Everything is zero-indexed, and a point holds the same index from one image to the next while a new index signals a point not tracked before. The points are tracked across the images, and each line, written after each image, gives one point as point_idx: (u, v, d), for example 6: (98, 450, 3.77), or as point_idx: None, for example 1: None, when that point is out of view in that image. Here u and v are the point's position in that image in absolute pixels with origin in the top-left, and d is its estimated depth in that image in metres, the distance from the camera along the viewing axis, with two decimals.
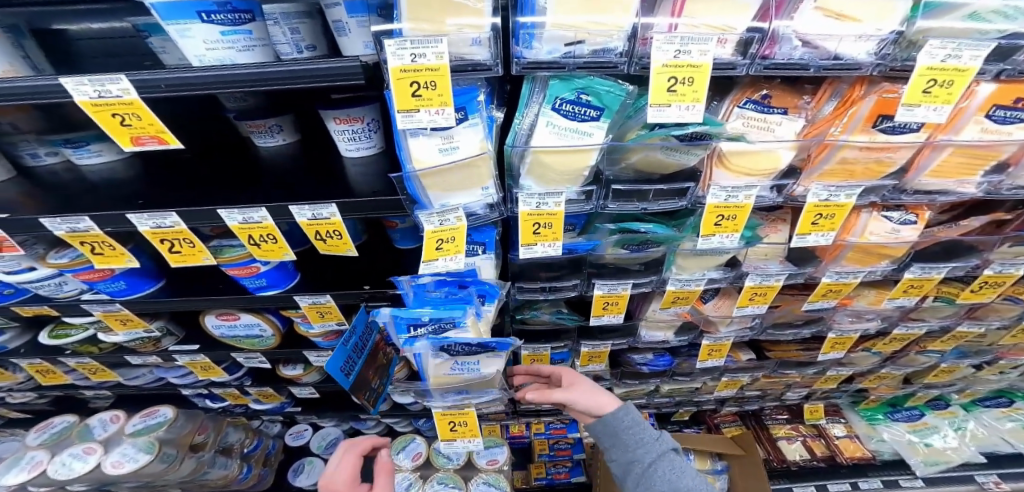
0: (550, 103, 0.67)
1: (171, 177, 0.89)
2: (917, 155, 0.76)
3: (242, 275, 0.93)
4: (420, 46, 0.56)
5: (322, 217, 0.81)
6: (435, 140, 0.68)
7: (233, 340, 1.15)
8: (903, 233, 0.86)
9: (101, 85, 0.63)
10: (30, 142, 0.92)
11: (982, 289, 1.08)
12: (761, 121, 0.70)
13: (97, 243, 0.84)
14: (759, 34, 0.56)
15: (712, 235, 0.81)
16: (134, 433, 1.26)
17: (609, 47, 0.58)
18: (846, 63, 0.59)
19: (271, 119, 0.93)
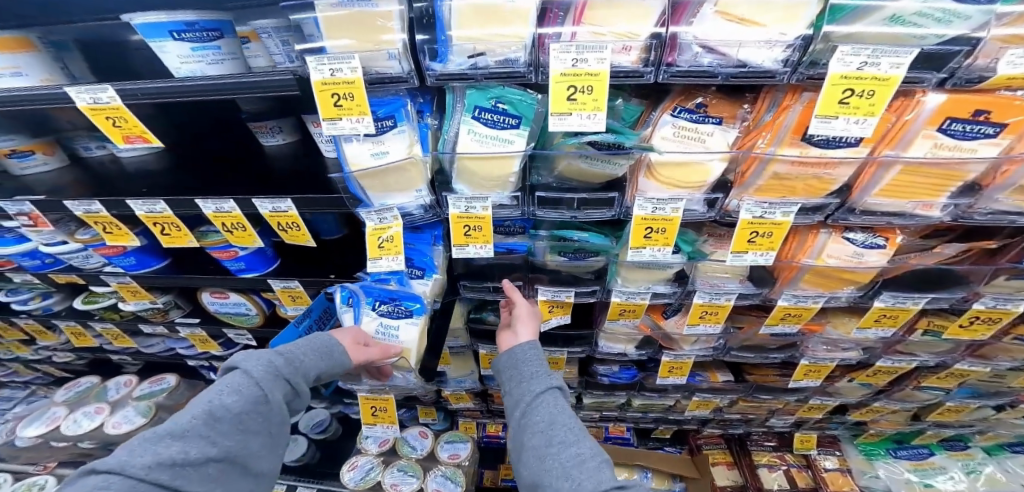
0: (470, 112, 0.70)
1: (181, 169, 0.99)
2: (861, 173, 0.67)
3: (222, 257, 0.99)
4: (336, 62, 0.61)
5: (281, 210, 0.86)
6: (367, 145, 0.72)
7: (224, 315, 1.20)
8: (869, 257, 0.82)
9: (92, 94, 0.68)
10: (84, 136, 1.02)
11: (976, 325, 0.98)
12: (693, 131, 0.68)
13: (107, 223, 0.92)
14: (658, 40, 0.54)
15: (642, 247, 0.81)
16: (140, 396, 1.43)
17: (513, 59, 0.60)
18: (754, 71, 0.54)
19: (272, 120, 1.05)
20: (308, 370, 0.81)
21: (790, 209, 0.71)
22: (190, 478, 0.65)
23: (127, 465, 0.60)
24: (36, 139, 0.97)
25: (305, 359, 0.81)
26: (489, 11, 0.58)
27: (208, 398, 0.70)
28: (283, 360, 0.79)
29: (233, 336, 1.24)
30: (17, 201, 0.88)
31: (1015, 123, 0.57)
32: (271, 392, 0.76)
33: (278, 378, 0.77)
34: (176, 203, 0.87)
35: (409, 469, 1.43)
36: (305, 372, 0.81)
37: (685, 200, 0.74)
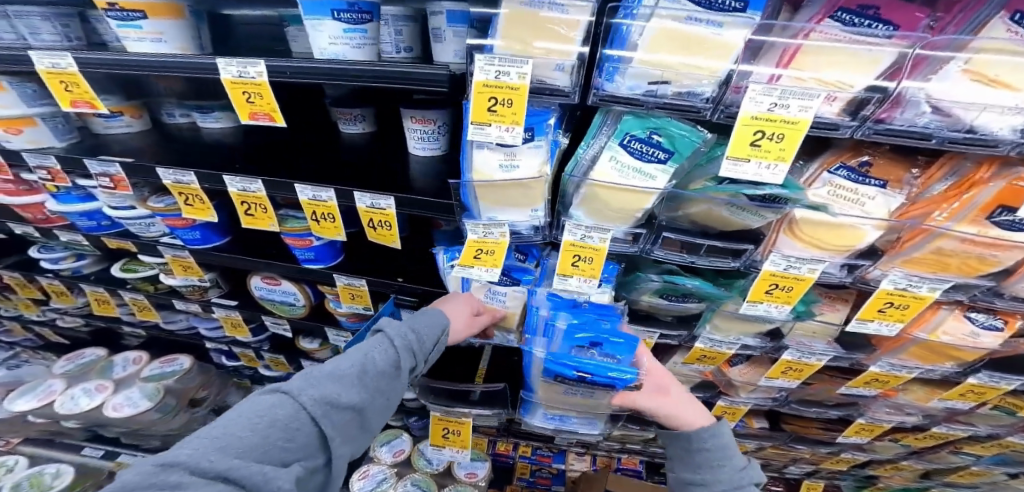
0: (618, 139, 0.64)
1: (260, 145, 0.91)
2: None
3: (295, 245, 0.91)
4: (507, 64, 0.56)
5: (378, 207, 0.79)
6: (498, 155, 0.66)
7: (264, 303, 1.11)
8: (983, 338, 0.78)
9: (242, 66, 0.63)
10: (170, 103, 0.98)
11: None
12: (851, 191, 0.62)
13: (191, 196, 0.85)
14: (880, 95, 0.47)
15: (760, 302, 0.76)
16: (148, 377, 1.32)
17: (695, 92, 0.54)
18: (980, 139, 0.48)
19: (358, 107, 0.93)
20: (434, 346, 0.79)
21: (940, 286, 0.67)
22: (340, 427, 0.66)
23: (301, 395, 0.64)
24: (126, 101, 0.94)
25: (432, 334, 0.78)
26: (690, 38, 0.51)
27: (358, 357, 0.70)
28: (416, 331, 0.77)
29: (269, 323, 1.15)
30: (104, 161, 0.83)
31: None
32: (406, 360, 0.74)
33: (410, 350, 0.76)
34: (272, 185, 0.80)
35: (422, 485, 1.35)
36: (432, 348, 0.79)
37: (828, 264, 0.68)
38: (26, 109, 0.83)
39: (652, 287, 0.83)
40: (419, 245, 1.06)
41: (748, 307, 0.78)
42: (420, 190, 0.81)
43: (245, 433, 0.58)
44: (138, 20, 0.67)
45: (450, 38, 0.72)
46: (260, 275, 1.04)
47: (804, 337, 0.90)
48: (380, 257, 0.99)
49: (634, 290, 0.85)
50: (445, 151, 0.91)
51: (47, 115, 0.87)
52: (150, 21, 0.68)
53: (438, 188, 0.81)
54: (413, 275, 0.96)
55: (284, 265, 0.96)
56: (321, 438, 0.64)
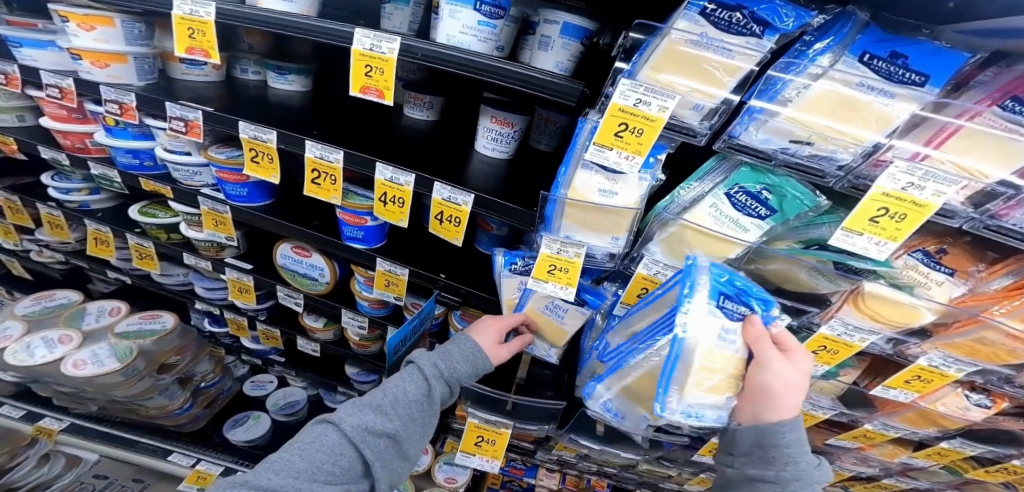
0: (726, 188, 0.63)
1: (330, 112, 0.88)
2: None
3: (347, 221, 0.82)
4: (652, 95, 0.52)
5: (454, 202, 0.73)
6: (599, 179, 0.62)
7: (286, 274, 1.01)
8: (971, 412, 0.84)
9: (377, 39, 0.61)
10: (247, 59, 1.01)
11: (996, 472, 1.08)
12: (921, 274, 0.65)
13: (262, 153, 0.79)
14: (1012, 194, 0.49)
15: None
16: (122, 334, 1.19)
17: (833, 157, 0.54)
18: None
19: (430, 95, 0.86)
20: (468, 373, 0.76)
21: (966, 369, 0.72)
22: (380, 453, 0.67)
23: (341, 424, 0.66)
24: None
25: (462, 362, 0.75)
26: (850, 107, 0.50)
27: (390, 388, 0.71)
28: (447, 360, 0.75)
29: (281, 295, 1.02)
30: (185, 106, 0.80)
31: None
32: (436, 391, 0.73)
33: (440, 379, 0.74)
34: (354, 160, 0.74)
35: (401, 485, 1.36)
36: (467, 375, 0.76)
37: (879, 334, 0.71)
38: (126, 47, 0.83)
39: None
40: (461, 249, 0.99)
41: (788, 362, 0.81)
42: (471, 188, 0.74)
43: (296, 457, 0.62)
44: None
45: (557, 49, 0.64)
46: (290, 243, 0.96)
47: (820, 394, 0.95)
48: (419, 250, 0.91)
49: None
50: (512, 158, 0.83)
51: (140, 55, 0.86)
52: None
53: (496, 191, 0.74)
54: (455, 271, 0.89)
55: (329, 240, 0.87)
56: (361, 464, 0.66)
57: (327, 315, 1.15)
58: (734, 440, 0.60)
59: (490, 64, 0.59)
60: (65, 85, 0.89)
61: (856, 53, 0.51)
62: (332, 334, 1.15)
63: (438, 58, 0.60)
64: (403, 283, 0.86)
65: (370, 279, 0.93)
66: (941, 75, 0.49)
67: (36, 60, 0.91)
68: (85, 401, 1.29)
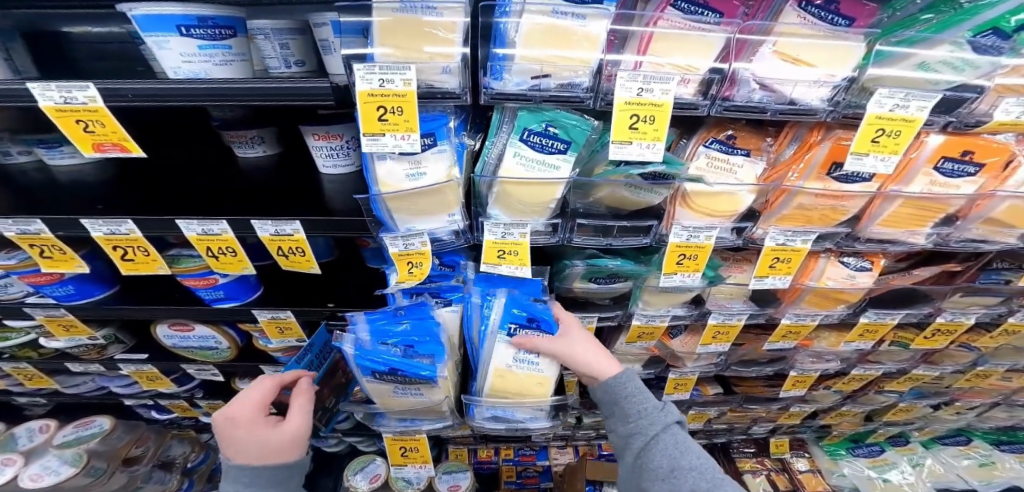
0: (518, 135, 0.67)
1: (138, 181, 0.89)
2: (868, 204, 0.74)
3: (197, 285, 0.90)
4: (389, 72, 0.57)
5: (284, 233, 0.79)
6: (402, 165, 0.67)
7: (184, 351, 1.09)
8: (858, 279, 0.86)
9: (66, 91, 0.61)
10: (5, 140, 0.94)
11: (936, 336, 1.07)
12: (724, 161, 0.71)
13: (45, 246, 0.81)
14: (719, 76, 0.57)
15: (674, 273, 0.82)
16: (63, 444, 1.23)
17: (576, 83, 0.59)
18: (802, 109, 0.59)
19: (252, 130, 0.93)
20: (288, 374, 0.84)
21: (809, 238, 0.77)
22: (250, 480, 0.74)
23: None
24: None
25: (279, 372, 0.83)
26: (559, 33, 0.57)
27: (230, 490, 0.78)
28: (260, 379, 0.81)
29: (193, 371, 1.14)
30: None
31: (990, 164, 0.67)
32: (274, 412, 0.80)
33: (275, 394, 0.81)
34: (146, 224, 0.77)
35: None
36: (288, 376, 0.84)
37: (716, 228, 0.75)
38: None
39: (579, 271, 0.87)
40: (348, 271, 1.05)
41: (665, 278, 0.84)
42: (325, 210, 0.80)
43: None
44: None
45: (340, 49, 0.70)
46: (166, 323, 1.02)
47: (733, 300, 0.97)
48: (304, 286, 1.00)
49: (565, 278, 0.90)
50: (357, 165, 0.93)
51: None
52: None
53: (351, 207, 0.81)
54: (343, 298, 0.97)
55: (194, 309, 0.95)
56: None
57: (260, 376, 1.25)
58: (620, 420, 0.80)
59: (252, 87, 0.63)
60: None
61: None
62: None
63: (189, 94, 0.63)
64: (293, 324, 0.95)
65: (263, 332, 1.04)
66: None
67: None
68: None
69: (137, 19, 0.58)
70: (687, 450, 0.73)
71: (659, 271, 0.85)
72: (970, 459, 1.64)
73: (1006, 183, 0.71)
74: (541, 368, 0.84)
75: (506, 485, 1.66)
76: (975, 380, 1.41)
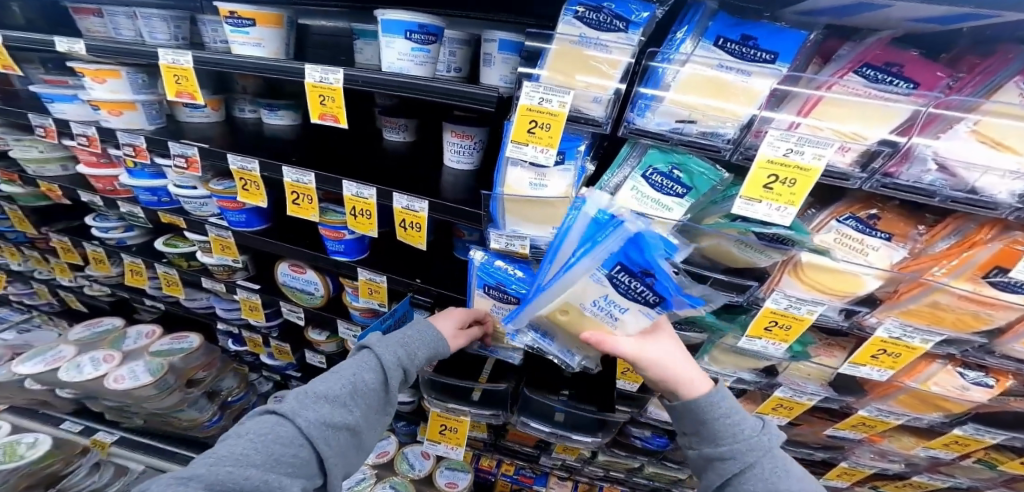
0: (642, 170, 0.68)
1: (309, 145, 1.02)
2: (1020, 320, 0.67)
3: (329, 237, 1.00)
4: (551, 93, 0.62)
5: (412, 209, 0.87)
6: (529, 174, 0.71)
7: (287, 290, 1.23)
8: (972, 392, 0.79)
9: (325, 73, 0.74)
10: (243, 100, 1.18)
11: None
12: (857, 240, 0.68)
13: (249, 182, 0.97)
14: (890, 150, 0.55)
15: (759, 337, 0.80)
16: (156, 351, 1.45)
17: (718, 133, 0.60)
18: (981, 199, 0.56)
19: (403, 118, 1.04)
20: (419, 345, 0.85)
21: (931, 340, 0.72)
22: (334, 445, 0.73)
23: (296, 418, 0.70)
24: (212, 96, 1.14)
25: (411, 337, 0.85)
26: (718, 83, 0.58)
27: (352, 374, 0.77)
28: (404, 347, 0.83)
29: (286, 309, 1.25)
30: (184, 145, 0.99)
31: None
32: (394, 378, 0.80)
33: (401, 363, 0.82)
34: (324, 181, 0.90)
35: (401, 487, 1.39)
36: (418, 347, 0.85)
37: (823, 305, 0.72)
38: (132, 95, 1.03)
39: None
40: (441, 257, 1.12)
41: (747, 340, 0.82)
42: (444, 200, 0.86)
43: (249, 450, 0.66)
44: (248, 27, 0.83)
45: (499, 64, 0.77)
46: (288, 263, 1.17)
47: (808, 381, 0.92)
48: (403, 259, 1.08)
49: None
50: (478, 167, 0.99)
51: (146, 101, 1.06)
52: (257, 29, 0.84)
53: (466, 201, 0.87)
54: (430, 279, 1.04)
55: (319, 256, 1.06)
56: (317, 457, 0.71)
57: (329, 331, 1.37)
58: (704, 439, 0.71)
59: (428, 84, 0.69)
60: (91, 134, 1.11)
61: (711, 39, 0.60)
62: (333, 346, 1.37)
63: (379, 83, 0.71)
64: (383, 289, 1.03)
65: (356, 289, 1.13)
66: (788, 51, 0.58)
67: (65, 113, 1.12)
68: (130, 415, 1.51)
69: (383, 22, 0.71)
70: (785, 474, 0.65)
71: (741, 332, 0.82)
72: None
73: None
74: (618, 322, 0.69)
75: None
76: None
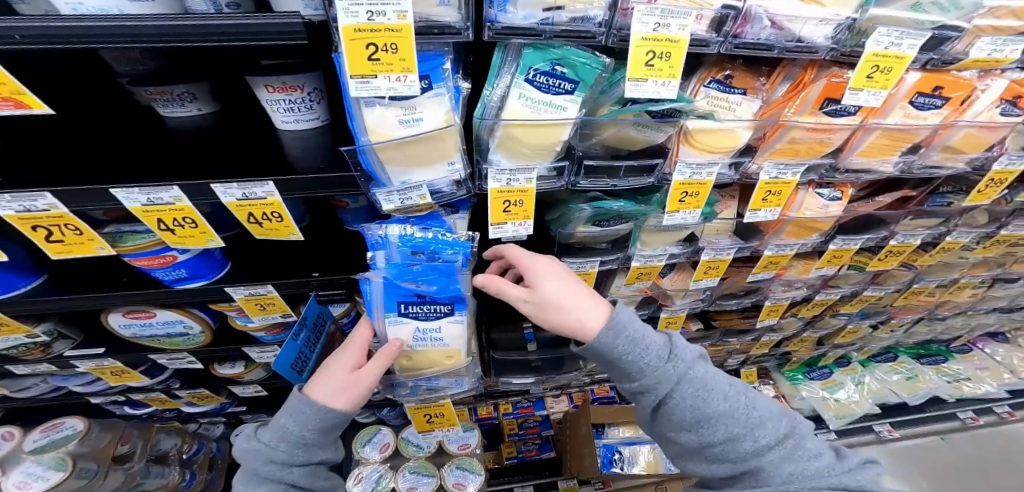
0: (523, 74, 0.63)
1: (30, 152, 0.74)
2: (851, 136, 0.80)
3: (152, 265, 0.82)
4: (381, 3, 0.49)
5: (255, 197, 0.73)
6: (395, 110, 0.60)
7: (149, 340, 1.02)
8: (831, 208, 0.93)
9: None
10: None
11: (887, 257, 1.16)
12: (723, 100, 0.73)
13: (55, 226, 0.70)
14: (734, 13, 0.57)
15: (676, 211, 0.86)
16: (37, 450, 1.14)
17: (588, 16, 0.57)
18: (806, 46, 0.61)
19: (180, 86, 0.81)
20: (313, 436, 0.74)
21: (798, 172, 0.82)
22: None
23: None
24: None
25: (306, 434, 0.73)
26: None
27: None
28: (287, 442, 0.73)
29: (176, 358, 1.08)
30: None
31: (955, 98, 0.75)
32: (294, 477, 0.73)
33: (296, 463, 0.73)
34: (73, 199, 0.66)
35: (421, 468, 1.41)
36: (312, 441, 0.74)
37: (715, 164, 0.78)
38: None
39: (585, 215, 0.88)
40: (322, 240, 0.98)
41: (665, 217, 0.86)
42: (296, 172, 0.73)
43: None
44: None
45: None
46: (121, 311, 0.93)
47: (718, 236, 1.02)
48: (274, 257, 0.93)
49: (570, 223, 0.90)
50: (319, 121, 0.85)
51: None
52: None
53: (319, 166, 0.74)
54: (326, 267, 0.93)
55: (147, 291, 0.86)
56: None
57: (244, 360, 1.20)
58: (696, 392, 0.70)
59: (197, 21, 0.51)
60: None
61: None
62: (259, 372, 1.21)
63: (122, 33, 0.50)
64: (276, 300, 0.90)
65: (241, 309, 0.97)
66: None
67: None
68: None
69: None
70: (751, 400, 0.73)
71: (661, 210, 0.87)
72: (901, 373, 1.99)
73: (965, 115, 0.79)
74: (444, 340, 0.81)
75: (509, 436, 1.81)
76: (910, 298, 1.49)
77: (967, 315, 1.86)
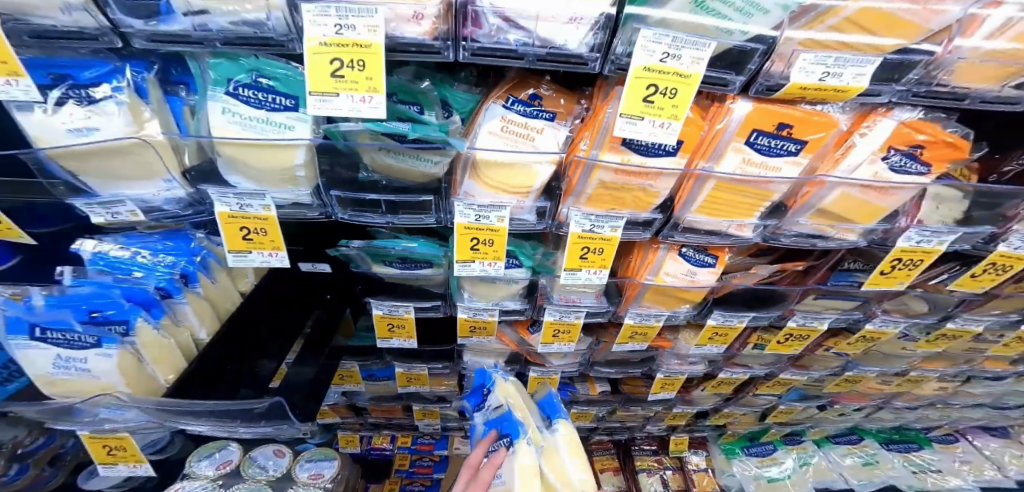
0: (224, 87, 0.49)
1: None
2: (681, 187, 0.58)
3: None
4: None
5: None
6: (61, 117, 0.47)
7: None
8: (699, 276, 0.73)
9: None
10: None
11: (786, 341, 0.93)
12: (522, 127, 0.55)
13: None
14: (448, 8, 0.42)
15: (470, 261, 0.66)
16: None
17: (264, 17, 0.41)
18: (564, 55, 0.44)
19: None
20: None
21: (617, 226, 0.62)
22: None
23: None
24: None
25: None
26: None
27: None
28: None
29: None
30: None
31: (814, 141, 0.51)
32: None
33: None
34: None
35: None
36: None
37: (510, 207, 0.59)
38: None
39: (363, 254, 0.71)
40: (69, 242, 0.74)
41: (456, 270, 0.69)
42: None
43: None
44: None
45: None
46: None
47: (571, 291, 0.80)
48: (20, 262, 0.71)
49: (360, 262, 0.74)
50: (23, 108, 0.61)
51: None
52: None
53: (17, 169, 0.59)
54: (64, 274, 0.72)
55: None
56: None
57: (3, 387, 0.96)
58: None
59: None
60: None
61: None
62: None
63: None
64: None
65: None
66: None
67: None
68: None
69: None
70: None
71: None
72: (853, 457, 2.02)
73: (839, 168, 0.55)
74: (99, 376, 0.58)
75: (397, 473, 1.75)
76: (843, 386, 1.25)
77: (937, 407, 1.60)
